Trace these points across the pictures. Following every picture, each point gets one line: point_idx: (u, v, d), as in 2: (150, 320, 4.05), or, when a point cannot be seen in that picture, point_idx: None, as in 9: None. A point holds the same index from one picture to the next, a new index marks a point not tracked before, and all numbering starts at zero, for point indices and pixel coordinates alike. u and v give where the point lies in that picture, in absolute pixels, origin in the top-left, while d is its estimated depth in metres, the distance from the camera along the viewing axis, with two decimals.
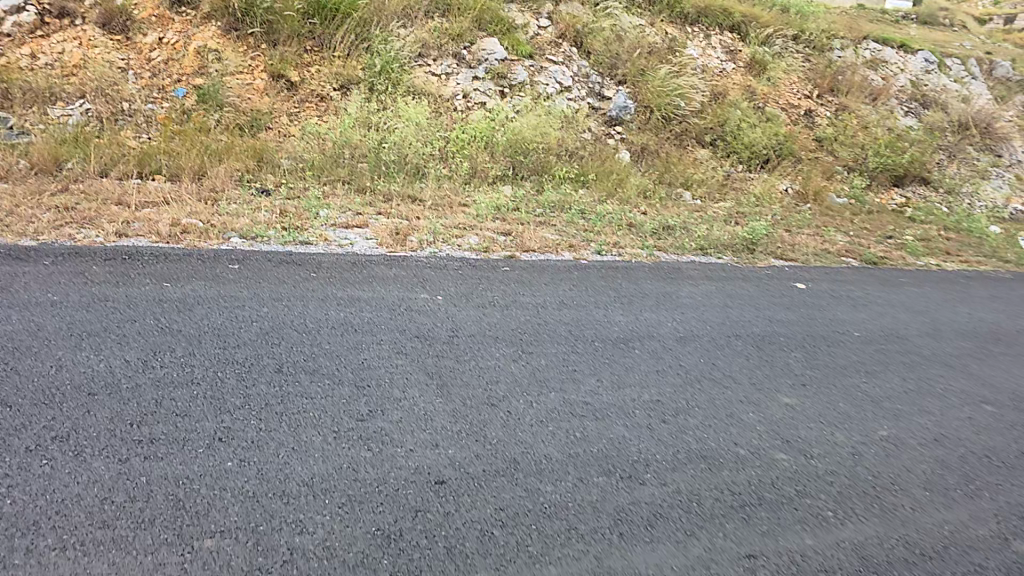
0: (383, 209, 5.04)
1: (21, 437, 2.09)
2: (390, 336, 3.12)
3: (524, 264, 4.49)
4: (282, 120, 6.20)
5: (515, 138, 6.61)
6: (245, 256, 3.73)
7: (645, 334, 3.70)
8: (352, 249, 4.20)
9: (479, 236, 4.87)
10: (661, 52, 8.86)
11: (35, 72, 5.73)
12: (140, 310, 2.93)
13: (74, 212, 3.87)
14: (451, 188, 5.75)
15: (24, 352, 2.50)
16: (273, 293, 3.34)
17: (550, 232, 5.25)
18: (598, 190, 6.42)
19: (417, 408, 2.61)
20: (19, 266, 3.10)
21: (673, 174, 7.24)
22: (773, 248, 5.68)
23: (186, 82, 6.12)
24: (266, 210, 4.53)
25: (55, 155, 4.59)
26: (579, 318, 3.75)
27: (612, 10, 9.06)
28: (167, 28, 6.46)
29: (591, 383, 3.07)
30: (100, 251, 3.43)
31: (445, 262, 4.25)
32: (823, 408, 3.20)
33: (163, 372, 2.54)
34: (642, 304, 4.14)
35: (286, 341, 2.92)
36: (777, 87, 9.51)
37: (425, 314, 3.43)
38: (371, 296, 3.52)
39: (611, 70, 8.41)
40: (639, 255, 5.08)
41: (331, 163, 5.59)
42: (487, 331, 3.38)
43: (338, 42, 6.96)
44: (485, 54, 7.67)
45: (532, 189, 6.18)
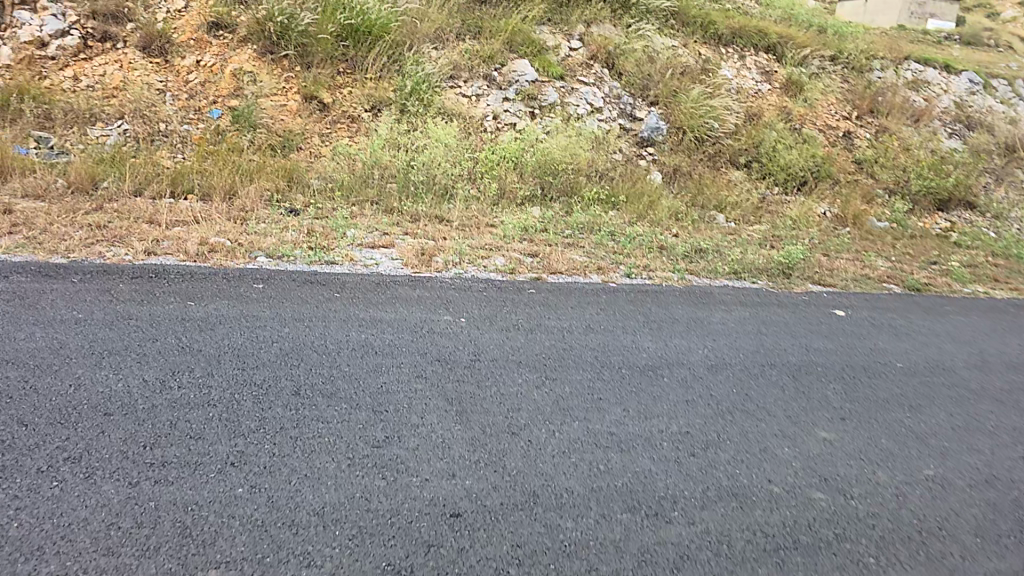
0: (409, 229, 5.02)
1: (33, 457, 2.06)
2: (411, 359, 3.06)
3: (550, 286, 4.41)
4: (314, 140, 6.27)
5: (544, 159, 6.57)
6: (270, 276, 3.73)
7: (674, 361, 3.57)
8: (377, 270, 4.17)
9: (506, 258, 4.81)
10: (693, 73, 8.76)
11: (77, 93, 5.89)
12: (162, 329, 2.93)
13: (105, 230, 3.93)
14: (478, 209, 5.72)
15: (44, 370, 2.49)
16: (295, 313, 3.32)
17: (578, 254, 5.16)
18: (628, 211, 6.32)
19: (435, 435, 2.53)
20: (47, 284, 3.13)
21: (706, 196, 7.11)
22: (810, 274, 5.49)
23: (222, 104, 6.24)
24: (294, 230, 4.55)
25: (91, 174, 4.69)
26: (606, 343, 3.64)
27: (644, 32, 9.02)
28: (205, 51, 6.61)
29: (616, 412, 2.95)
30: (128, 269, 3.46)
31: (469, 283, 4.19)
32: (863, 444, 3.02)
33: (180, 393, 2.51)
34: (672, 330, 4.01)
35: (305, 362, 2.88)
36: (814, 108, 9.31)
37: (447, 336, 3.37)
38: (393, 317, 3.48)
39: (643, 91, 8.34)
40: (669, 279, 4.96)
41: (360, 184, 5.61)
42: (510, 355, 3.29)
43: (370, 64, 7.04)
44: (516, 75, 7.68)
45: (561, 210, 6.11)
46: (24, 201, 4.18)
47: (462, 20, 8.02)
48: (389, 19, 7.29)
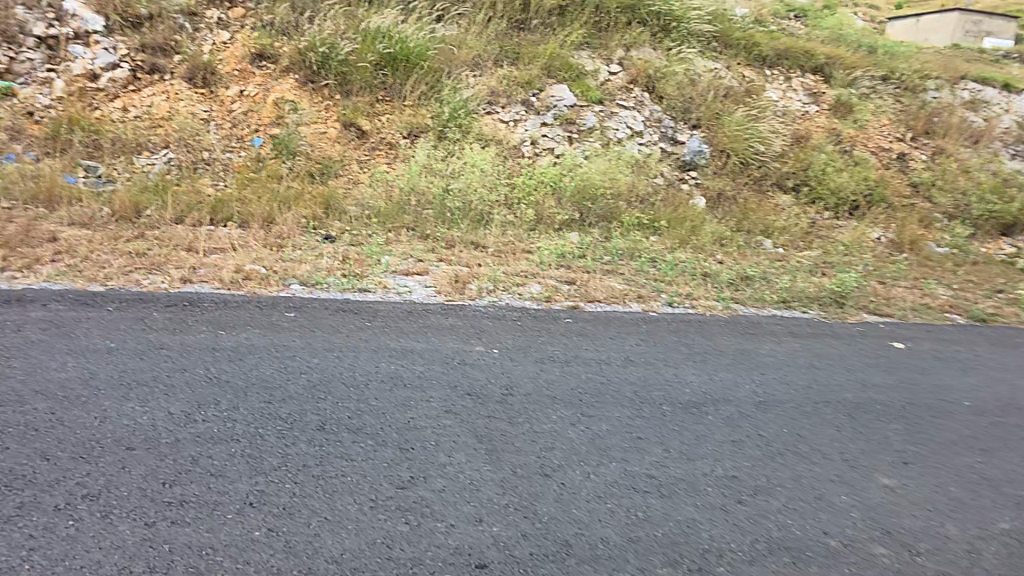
0: (444, 255, 4.96)
1: (52, 494, 2.00)
2: (441, 393, 2.95)
3: (588, 315, 4.27)
4: (352, 167, 6.32)
5: (584, 183, 6.46)
6: (303, 304, 3.70)
7: (719, 398, 3.37)
8: (410, 297, 4.11)
9: (542, 285, 4.69)
10: (737, 95, 8.59)
11: (126, 123, 6.06)
12: (192, 359, 2.88)
13: (145, 258, 3.97)
14: (515, 234, 5.64)
15: (72, 402, 2.43)
16: (326, 343, 3.26)
17: (617, 281, 5.01)
18: (670, 237, 6.14)
19: (463, 476, 2.40)
20: (84, 312, 3.13)
21: (752, 221, 6.87)
22: (865, 302, 5.20)
23: (264, 132, 6.36)
24: (329, 257, 4.53)
25: (135, 203, 4.78)
26: (647, 377, 3.46)
27: (686, 54, 8.89)
28: (249, 81, 6.75)
29: (658, 453, 2.77)
30: (162, 297, 3.46)
31: (504, 312, 4.09)
32: (930, 493, 2.77)
33: (204, 427, 2.44)
34: (716, 363, 3.81)
35: (332, 395, 2.79)
36: (865, 129, 8.99)
37: (480, 368, 3.25)
38: (425, 348, 3.39)
39: (684, 114, 8.19)
40: (713, 308, 4.76)
41: (396, 211, 5.59)
42: (544, 390, 3.15)
43: (409, 91, 7.09)
44: (554, 100, 7.63)
45: (600, 236, 5.98)
46: (70, 229, 4.27)
47: (500, 46, 8.04)
48: (427, 47, 7.35)
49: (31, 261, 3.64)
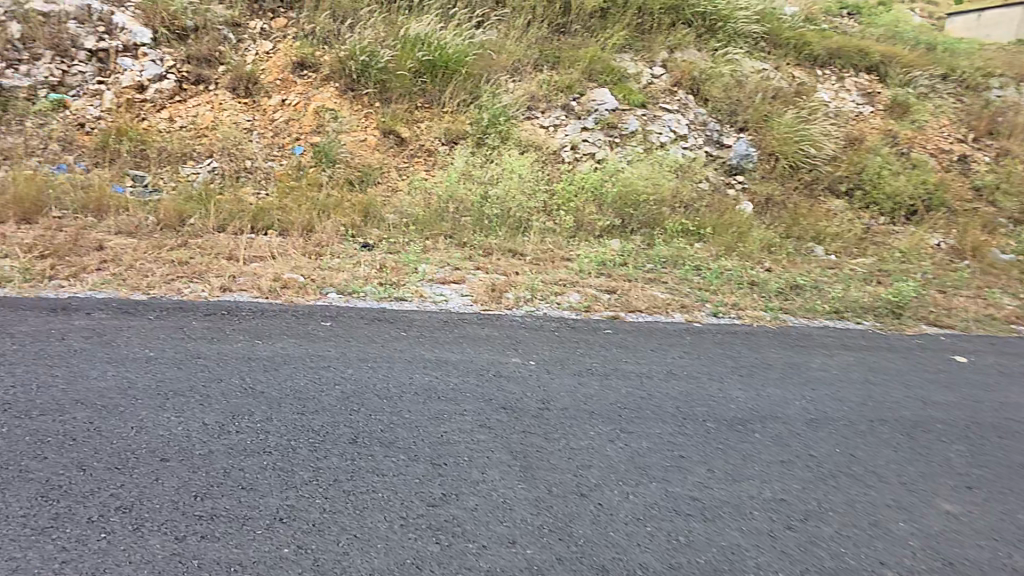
0: (481, 263, 4.91)
1: (86, 505, 1.97)
2: (475, 407, 2.88)
3: (629, 326, 4.15)
4: (391, 175, 6.35)
5: (626, 189, 6.33)
6: (339, 313, 3.69)
7: (766, 415, 3.22)
8: (446, 306, 4.06)
9: (582, 294, 4.60)
10: (786, 96, 8.33)
11: (172, 133, 6.20)
12: (228, 368, 2.87)
13: (187, 266, 4.02)
14: (554, 242, 5.55)
15: (110, 412, 2.42)
16: (361, 353, 3.23)
17: (659, 290, 4.87)
18: (716, 244, 5.97)
19: (497, 495, 2.32)
20: (125, 320, 3.17)
21: (802, 227, 6.63)
22: (925, 313, 4.94)
23: (305, 141, 6.44)
24: (366, 265, 4.53)
25: (179, 212, 4.87)
26: (689, 392, 3.33)
27: (732, 56, 8.68)
28: (290, 90, 6.85)
29: (701, 473, 2.65)
30: (202, 306, 3.49)
31: (542, 322, 4.01)
32: (997, 522, 2.57)
33: (238, 438, 2.40)
34: (763, 377, 3.65)
35: (365, 407, 2.75)
36: (923, 130, 8.61)
37: (515, 381, 3.17)
38: (460, 359, 3.33)
39: (730, 117, 7.98)
40: (761, 318, 4.59)
41: (434, 218, 5.56)
42: (582, 404, 3.05)
43: (448, 98, 7.09)
44: (595, 105, 7.51)
45: (642, 243, 5.85)
46: (117, 238, 4.38)
47: (540, 51, 7.97)
48: (466, 53, 7.33)
49: (78, 269, 3.72)
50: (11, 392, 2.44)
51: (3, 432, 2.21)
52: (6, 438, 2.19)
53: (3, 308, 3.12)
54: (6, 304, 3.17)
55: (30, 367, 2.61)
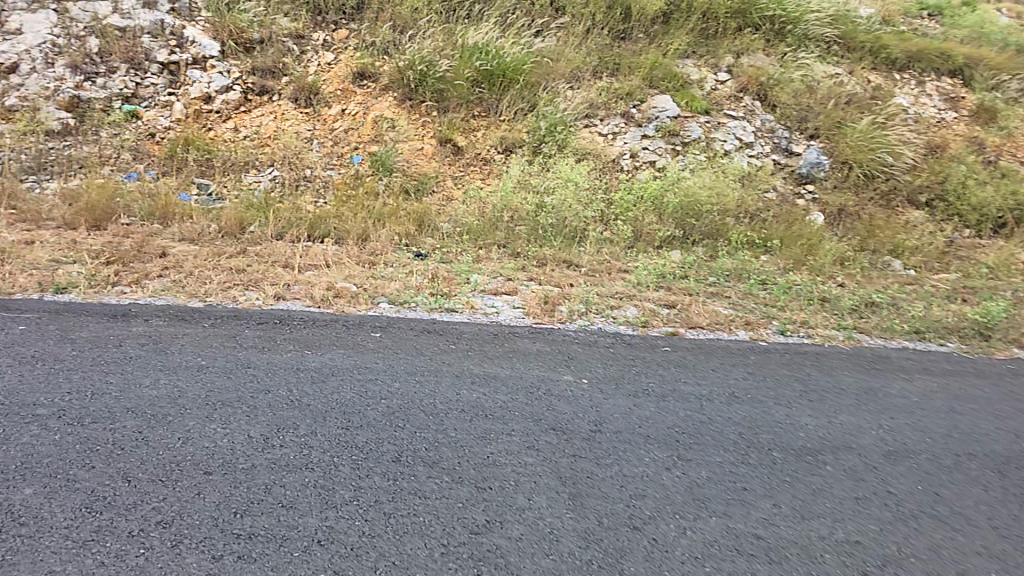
0: (534, 274, 4.80)
1: (127, 518, 1.94)
2: (523, 427, 2.76)
3: (688, 343, 3.96)
4: (447, 184, 6.34)
5: (687, 198, 6.10)
6: (390, 324, 3.65)
7: (838, 445, 2.98)
8: (497, 319, 3.97)
9: (639, 308, 4.42)
10: (861, 101, 7.91)
11: (236, 143, 6.36)
12: (276, 379, 2.85)
13: (244, 274, 4.07)
14: (611, 253, 5.39)
15: (158, 421, 2.41)
16: (409, 366, 3.16)
17: (722, 305, 4.64)
18: (783, 257, 5.68)
19: (543, 524, 2.19)
20: (181, 327, 3.21)
21: (879, 239, 6.24)
22: (1017, 335, 4.53)
23: (363, 150, 6.50)
24: (419, 275, 4.49)
25: (240, 220, 4.97)
26: (754, 419, 3.12)
27: (803, 61, 8.31)
28: (350, 100, 6.94)
29: (766, 509, 2.44)
30: (255, 315, 3.51)
31: (596, 337, 3.86)
32: None
33: (281, 453, 2.35)
34: (835, 404, 3.39)
35: (410, 424, 2.66)
36: (1014, 137, 8.01)
37: (566, 400, 3.04)
38: (509, 375, 3.22)
39: (799, 124, 7.62)
40: (833, 338, 4.29)
41: (489, 227, 5.49)
42: (636, 428, 2.89)
43: (505, 107, 7.04)
44: (657, 111, 7.29)
45: (704, 255, 5.60)
46: (180, 245, 4.49)
47: (600, 58, 7.82)
48: (524, 61, 7.27)
49: (141, 276, 3.82)
50: (67, 398, 2.47)
51: (55, 439, 2.23)
52: (57, 445, 2.20)
53: (67, 313, 3.20)
54: (70, 309, 3.25)
55: (87, 373, 2.65)
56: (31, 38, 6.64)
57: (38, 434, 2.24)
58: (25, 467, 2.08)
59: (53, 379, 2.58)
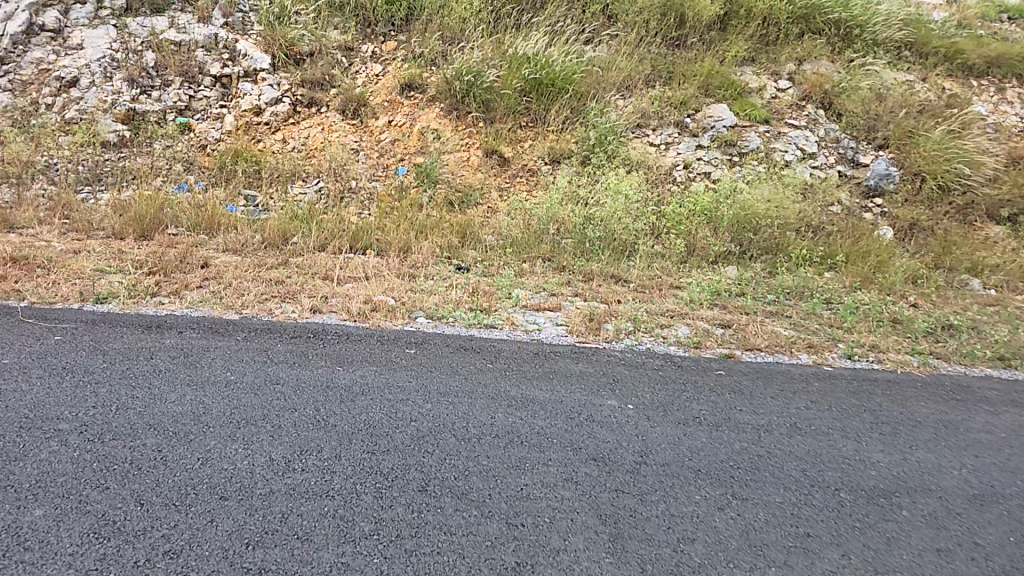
0: (580, 289, 4.61)
1: (135, 547, 1.79)
2: (561, 456, 2.56)
3: (743, 367, 3.67)
4: (492, 196, 6.24)
5: (744, 210, 5.78)
6: (425, 340, 3.51)
7: (915, 487, 2.65)
8: (539, 336, 3.78)
9: (691, 327, 4.16)
10: (934, 109, 7.44)
11: (284, 154, 6.40)
12: (304, 398, 2.72)
13: (283, 286, 4.03)
14: (662, 267, 5.14)
15: (179, 440, 2.30)
16: (443, 386, 3.00)
17: (782, 325, 4.33)
18: (849, 274, 5.30)
19: (581, 571, 1.95)
20: (213, 340, 3.15)
21: (955, 256, 5.78)
22: None
23: (408, 162, 6.46)
24: (459, 288, 4.35)
25: (283, 231, 4.96)
26: (817, 454, 2.82)
27: (870, 67, 7.89)
28: (398, 112, 6.93)
29: (834, 559, 2.15)
30: (289, 328, 3.42)
31: (643, 358, 3.63)
32: None
33: (302, 478, 2.18)
34: (910, 438, 3.04)
35: (440, 450, 2.49)
36: None
37: (609, 428, 2.82)
38: (548, 398, 3.02)
39: (866, 133, 7.20)
40: (906, 363, 3.93)
41: (534, 240, 5.32)
42: (685, 461, 2.64)
43: (554, 118, 6.89)
44: (712, 121, 7.00)
45: (762, 270, 5.28)
46: (223, 256, 4.51)
47: (652, 66, 7.60)
48: (574, 70, 7.10)
49: (181, 286, 3.83)
50: (90, 412, 2.40)
51: (73, 457, 2.15)
52: (74, 464, 2.11)
53: (103, 323, 3.19)
54: (106, 319, 3.25)
55: (113, 387, 2.59)
56: (92, 53, 6.89)
57: (56, 451, 2.17)
58: (38, 487, 1.99)
59: (80, 392, 2.53)
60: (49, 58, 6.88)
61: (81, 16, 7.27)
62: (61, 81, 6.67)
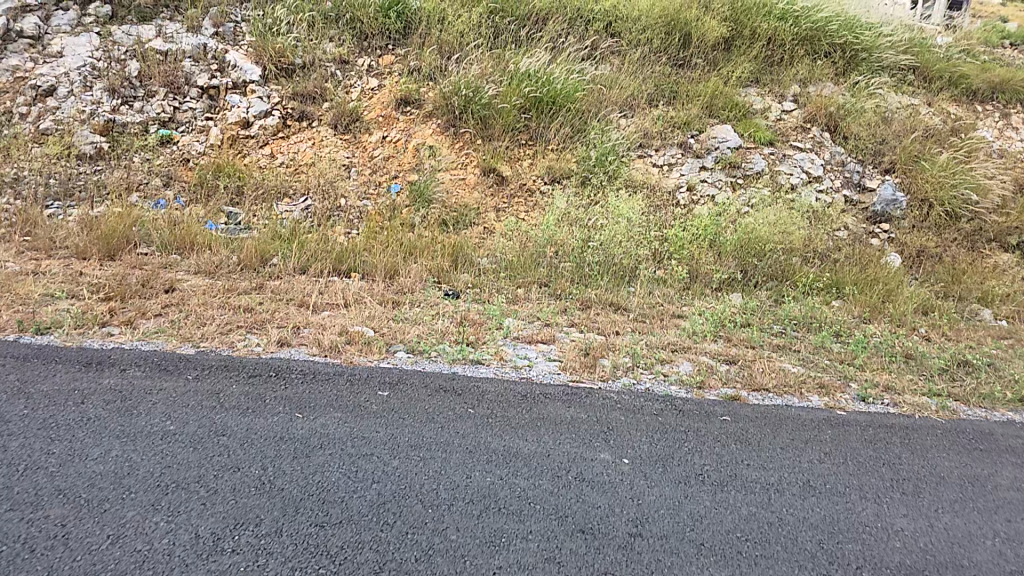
0: (576, 319, 4.27)
1: None
2: (543, 527, 2.20)
3: (753, 413, 3.30)
4: (488, 215, 5.94)
5: (748, 235, 5.48)
6: (400, 380, 3.16)
7: (944, 563, 2.28)
8: (528, 375, 3.43)
9: (693, 364, 3.82)
10: (941, 135, 7.16)
11: (269, 170, 6.12)
12: (251, 453, 2.40)
13: (252, 314, 3.71)
14: (664, 295, 4.81)
15: (90, 510, 2.02)
16: (414, 437, 2.65)
17: (791, 362, 3.99)
18: (858, 303, 4.97)
19: None
20: (159, 380, 2.85)
21: (966, 285, 5.46)
22: None
23: (401, 179, 6.18)
24: (445, 317, 4.02)
25: (261, 252, 4.64)
26: (836, 521, 2.46)
27: (877, 90, 7.65)
28: (391, 127, 6.65)
29: None
30: (249, 365, 3.10)
31: (641, 402, 3.27)
32: None
33: (228, 564, 1.85)
34: (935, 500, 2.68)
35: (402, 521, 2.13)
36: None
37: (600, 489, 2.47)
38: (533, 452, 2.67)
39: (875, 157, 6.91)
40: (924, 408, 3.56)
41: (529, 264, 5.00)
42: (686, 533, 2.28)
43: (553, 134, 6.60)
44: (716, 142, 6.73)
45: (768, 299, 4.95)
46: (192, 278, 4.20)
47: (656, 85, 7.32)
48: (576, 88, 6.82)
49: (137, 314, 3.52)
50: None
51: None
52: None
53: (36, 360, 2.95)
54: (41, 355, 3.00)
55: (27, 441, 2.35)
56: (73, 61, 6.65)
57: None
58: None
59: None
60: (25, 66, 6.64)
61: (63, 24, 7.07)
62: (36, 90, 6.41)
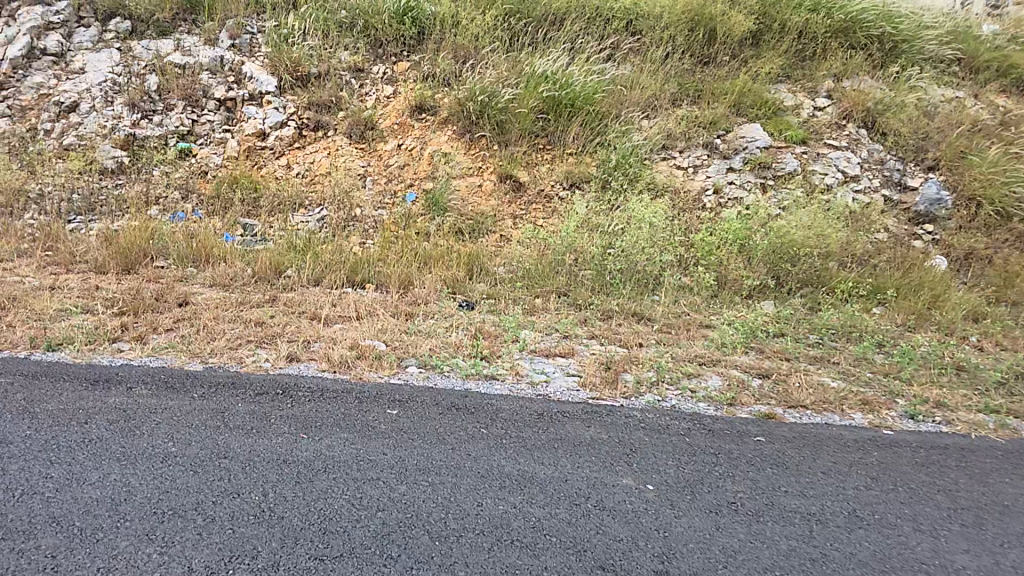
0: (597, 330, 4.09)
1: None
2: (559, 563, 2.03)
3: (789, 433, 3.07)
4: (506, 223, 5.81)
5: (780, 237, 5.18)
6: (411, 398, 3.02)
7: None
8: (546, 391, 3.26)
9: (723, 378, 3.60)
10: (987, 129, 6.77)
11: (288, 181, 6.09)
12: (252, 478, 2.28)
13: (262, 327, 3.62)
14: (690, 303, 4.60)
15: (83, 540, 1.92)
16: (423, 461, 2.50)
17: (829, 375, 3.74)
18: (900, 310, 4.69)
19: None
20: (165, 399, 2.77)
21: (1020, 289, 5.11)
22: None
23: (418, 186, 6.08)
24: (461, 330, 3.88)
25: (276, 263, 4.57)
26: (889, 557, 2.22)
27: (917, 83, 7.28)
28: (408, 134, 6.56)
29: None
30: (256, 382, 3.00)
31: (665, 420, 3.07)
32: None
33: None
34: (1000, 533, 2.42)
35: (407, 555, 1.98)
36: None
37: (622, 519, 2.29)
38: (550, 477, 2.50)
39: (915, 155, 6.57)
40: (981, 426, 3.28)
41: (548, 272, 4.84)
42: (719, 570, 2.08)
43: (572, 138, 6.44)
44: (744, 142, 6.48)
45: (802, 307, 4.70)
46: (206, 291, 4.15)
47: (680, 84, 7.09)
48: (595, 89, 6.63)
49: (147, 329, 3.46)
50: None
51: None
52: None
53: (44, 377, 2.90)
54: (50, 372, 2.95)
55: (26, 463, 2.27)
56: (94, 77, 6.75)
57: None
58: None
59: None
60: (49, 83, 6.77)
61: (85, 40, 7.17)
62: (60, 106, 6.53)
